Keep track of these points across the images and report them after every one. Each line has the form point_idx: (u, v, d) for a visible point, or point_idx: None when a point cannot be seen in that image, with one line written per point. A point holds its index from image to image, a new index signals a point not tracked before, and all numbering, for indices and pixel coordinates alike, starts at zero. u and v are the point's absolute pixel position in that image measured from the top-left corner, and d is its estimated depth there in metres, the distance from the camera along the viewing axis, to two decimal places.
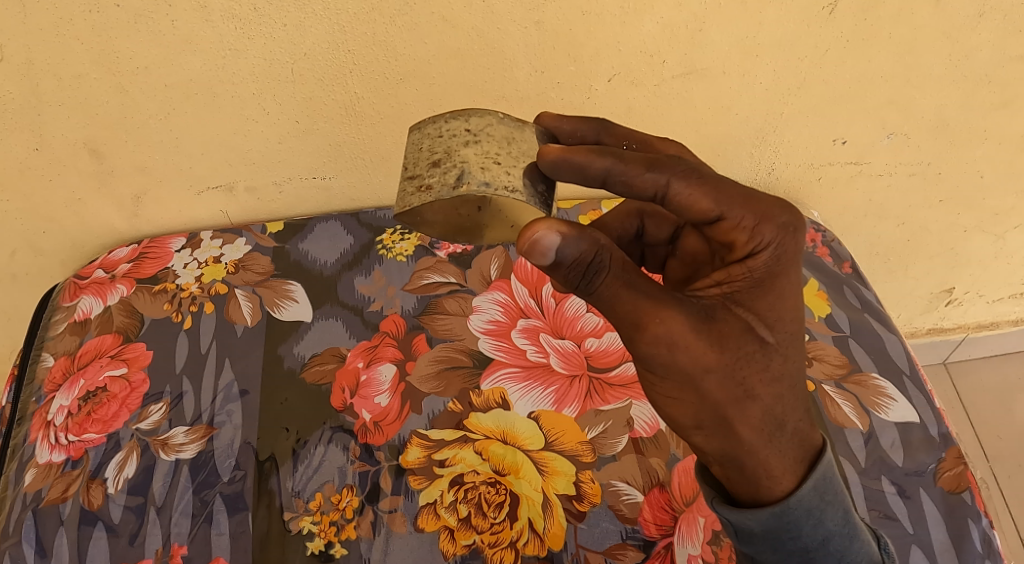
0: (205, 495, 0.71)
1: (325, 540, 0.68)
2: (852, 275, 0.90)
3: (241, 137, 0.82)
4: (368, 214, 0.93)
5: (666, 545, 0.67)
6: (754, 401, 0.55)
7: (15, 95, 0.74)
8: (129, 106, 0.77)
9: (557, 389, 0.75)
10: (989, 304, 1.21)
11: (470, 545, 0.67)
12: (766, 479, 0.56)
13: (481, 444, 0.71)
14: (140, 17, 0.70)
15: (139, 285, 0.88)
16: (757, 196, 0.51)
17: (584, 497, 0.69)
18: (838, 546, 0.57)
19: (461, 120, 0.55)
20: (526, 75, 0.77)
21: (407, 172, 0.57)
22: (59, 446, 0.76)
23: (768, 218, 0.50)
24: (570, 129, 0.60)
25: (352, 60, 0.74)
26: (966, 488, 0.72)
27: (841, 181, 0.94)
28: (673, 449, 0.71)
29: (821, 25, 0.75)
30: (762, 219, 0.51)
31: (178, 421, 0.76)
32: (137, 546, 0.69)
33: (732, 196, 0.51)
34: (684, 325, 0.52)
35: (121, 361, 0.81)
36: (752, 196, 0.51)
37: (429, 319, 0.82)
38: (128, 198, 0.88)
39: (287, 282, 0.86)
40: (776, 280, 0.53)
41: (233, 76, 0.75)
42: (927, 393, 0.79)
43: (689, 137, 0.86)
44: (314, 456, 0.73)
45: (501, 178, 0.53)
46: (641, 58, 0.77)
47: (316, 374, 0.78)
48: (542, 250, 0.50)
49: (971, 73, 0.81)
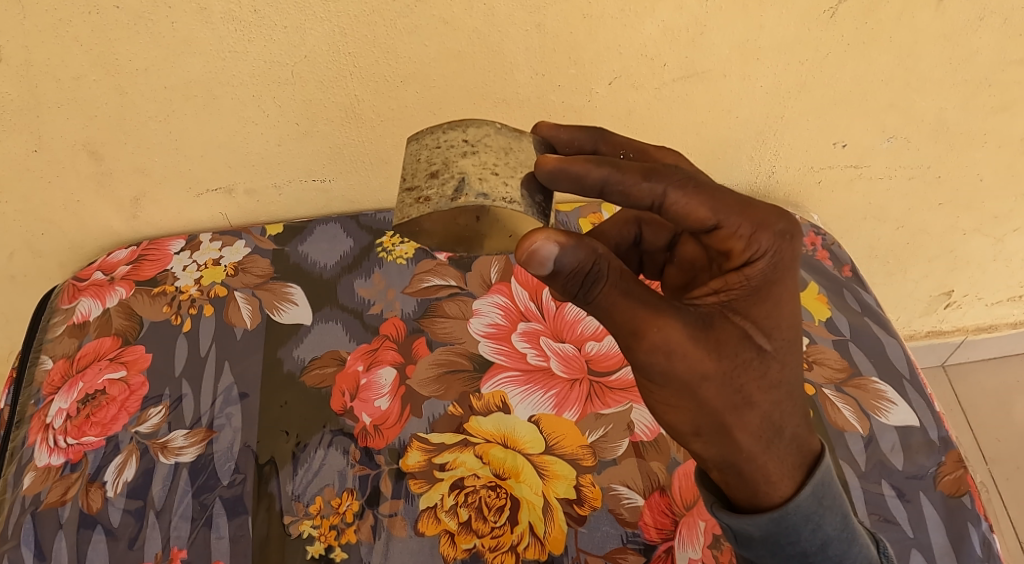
0: (205, 499, 0.71)
1: (324, 544, 0.68)
2: (852, 278, 0.90)
3: (241, 139, 0.81)
4: (368, 217, 0.93)
5: (667, 549, 0.67)
6: (752, 408, 0.55)
7: (14, 96, 0.74)
8: (129, 107, 0.77)
9: (558, 392, 0.75)
10: (988, 307, 1.21)
11: (470, 549, 0.67)
12: (765, 484, 0.56)
13: (481, 448, 0.71)
14: (139, 18, 0.69)
15: (138, 287, 0.87)
16: (753, 204, 0.51)
17: (585, 501, 0.69)
18: (838, 550, 0.57)
19: (459, 131, 0.55)
20: (527, 78, 0.77)
21: (406, 183, 0.57)
22: (58, 449, 0.75)
23: (764, 226, 0.51)
24: (567, 138, 0.60)
25: (352, 63, 0.74)
26: (966, 491, 0.72)
27: (841, 184, 0.94)
28: (673, 453, 0.72)
29: (822, 28, 0.75)
30: (758, 227, 0.51)
31: (178, 424, 0.76)
32: (136, 549, 0.69)
33: (729, 205, 0.51)
34: (682, 333, 0.53)
35: (121, 363, 0.81)
36: (748, 204, 0.51)
37: (429, 322, 0.82)
38: (127, 199, 0.88)
39: (287, 285, 0.86)
40: (773, 288, 0.54)
41: (233, 78, 0.75)
42: (927, 397, 0.79)
43: (689, 140, 0.86)
44: (315, 460, 0.73)
45: (500, 189, 0.53)
46: (642, 61, 0.76)
47: (316, 377, 0.78)
48: (540, 259, 0.50)
49: (972, 76, 0.81)
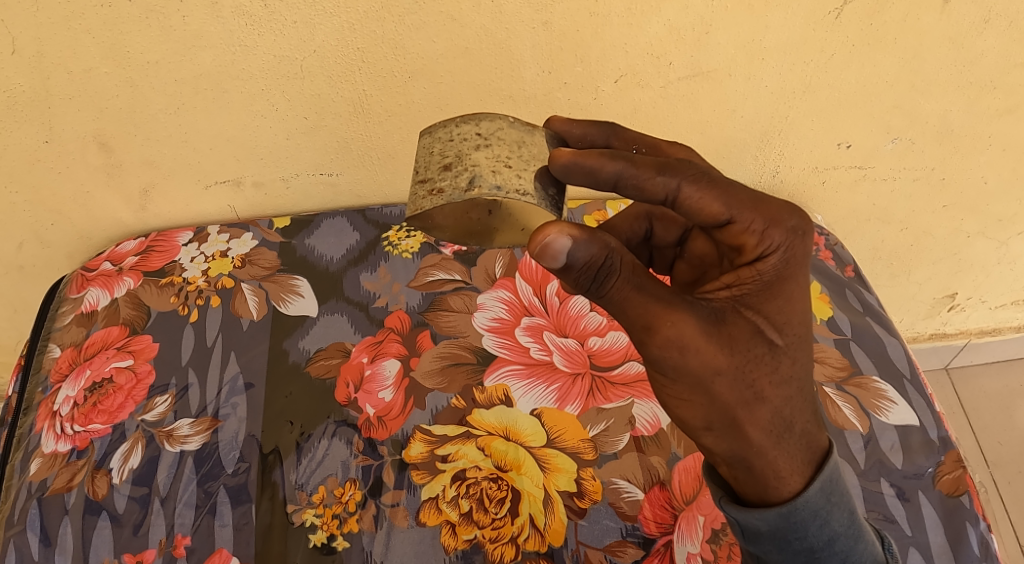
0: (209, 487, 0.72)
1: (327, 532, 0.69)
2: (855, 278, 0.90)
3: (250, 132, 0.82)
4: (375, 211, 0.93)
5: (666, 542, 0.67)
6: (763, 403, 0.56)
7: (26, 87, 0.75)
8: (139, 100, 0.78)
9: (560, 387, 0.75)
10: (992, 310, 1.22)
11: (471, 540, 0.67)
12: (774, 480, 0.57)
13: (484, 440, 0.72)
14: (151, 12, 0.70)
15: (146, 277, 0.88)
16: (767, 200, 0.52)
17: (585, 494, 0.69)
18: (844, 546, 0.58)
19: (471, 125, 0.56)
20: (533, 75, 0.78)
21: (419, 176, 0.57)
22: (64, 436, 0.76)
23: (777, 222, 0.52)
24: (580, 133, 0.61)
25: (361, 58, 0.75)
26: (965, 491, 0.72)
27: (846, 184, 0.95)
28: (674, 448, 0.72)
29: (828, 28, 0.75)
30: (771, 223, 0.52)
31: (183, 413, 0.77)
32: (141, 536, 0.70)
33: (741, 201, 0.52)
34: (695, 329, 0.53)
35: (128, 352, 0.82)
36: (761, 200, 0.52)
37: (434, 315, 0.82)
38: (137, 191, 0.89)
39: (294, 277, 0.87)
40: (784, 284, 0.54)
41: (243, 71, 0.76)
42: (927, 397, 0.80)
43: (695, 138, 0.86)
44: (318, 449, 0.73)
45: (513, 181, 0.54)
46: (647, 60, 0.77)
47: (321, 368, 0.79)
48: (553, 253, 0.51)
49: (976, 79, 0.81)
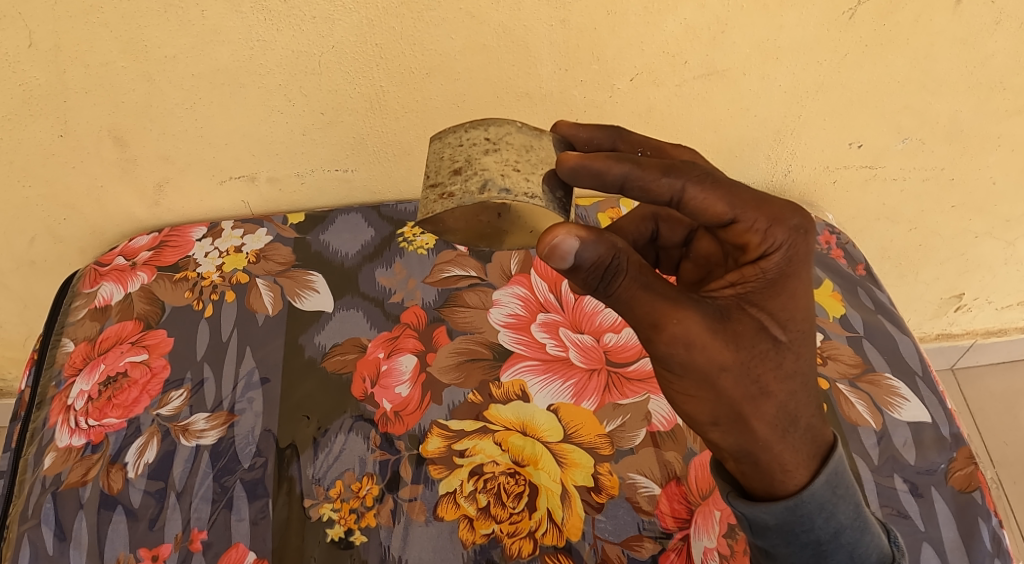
0: (225, 482, 0.72)
1: (344, 527, 0.69)
2: (867, 277, 0.91)
3: (265, 127, 0.83)
4: (389, 207, 0.93)
5: (683, 537, 0.68)
6: (768, 398, 0.56)
7: (42, 81, 0.75)
8: (155, 95, 0.78)
9: (577, 382, 0.76)
10: (998, 311, 1.23)
11: (489, 534, 0.68)
12: (780, 473, 0.58)
13: (501, 436, 0.72)
14: (170, 6, 0.70)
15: (160, 272, 0.88)
16: (770, 200, 0.52)
17: (602, 489, 0.70)
18: (850, 538, 0.58)
19: (481, 130, 0.57)
20: (550, 73, 0.78)
21: (430, 180, 0.58)
22: (79, 430, 0.76)
23: (780, 221, 0.52)
24: (586, 137, 0.61)
25: (379, 53, 0.75)
26: (976, 487, 0.73)
27: (856, 183, 0.95)
28: (690, 444, 0.72)
29: (841, 29, 0.76)
30: (774, 222, 0.52)
31: (199, 407, 0.77)
32: (156, 530, 0.70)
33: (745, 200, 0.52)
34: (700, 325, 0.53)
35: (142, 347, 0.82)
36: (764, 201, 0.52)
37: (450, 311, 0.83)
38: (151, 186, 0.89)
39: (308, 273, 0.87)
40: (788, 281, 0.54)
41: (261, 67, 0.76)
42: (939, 394, 0.80)
43: (707, 137, 0.87)
44: (335, 444, 0.73)
45: (521, 185, 0.54)
46: (663, 58, 0.78)
47: (338, 363, 0.79)
48: (561, 253, 0.51)
49: (986, 79, 0.82)
